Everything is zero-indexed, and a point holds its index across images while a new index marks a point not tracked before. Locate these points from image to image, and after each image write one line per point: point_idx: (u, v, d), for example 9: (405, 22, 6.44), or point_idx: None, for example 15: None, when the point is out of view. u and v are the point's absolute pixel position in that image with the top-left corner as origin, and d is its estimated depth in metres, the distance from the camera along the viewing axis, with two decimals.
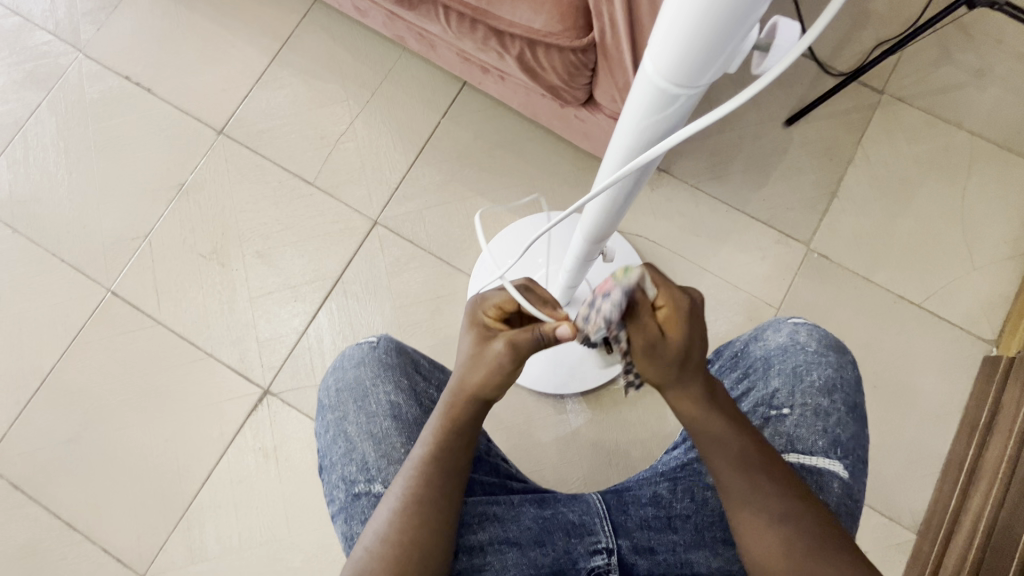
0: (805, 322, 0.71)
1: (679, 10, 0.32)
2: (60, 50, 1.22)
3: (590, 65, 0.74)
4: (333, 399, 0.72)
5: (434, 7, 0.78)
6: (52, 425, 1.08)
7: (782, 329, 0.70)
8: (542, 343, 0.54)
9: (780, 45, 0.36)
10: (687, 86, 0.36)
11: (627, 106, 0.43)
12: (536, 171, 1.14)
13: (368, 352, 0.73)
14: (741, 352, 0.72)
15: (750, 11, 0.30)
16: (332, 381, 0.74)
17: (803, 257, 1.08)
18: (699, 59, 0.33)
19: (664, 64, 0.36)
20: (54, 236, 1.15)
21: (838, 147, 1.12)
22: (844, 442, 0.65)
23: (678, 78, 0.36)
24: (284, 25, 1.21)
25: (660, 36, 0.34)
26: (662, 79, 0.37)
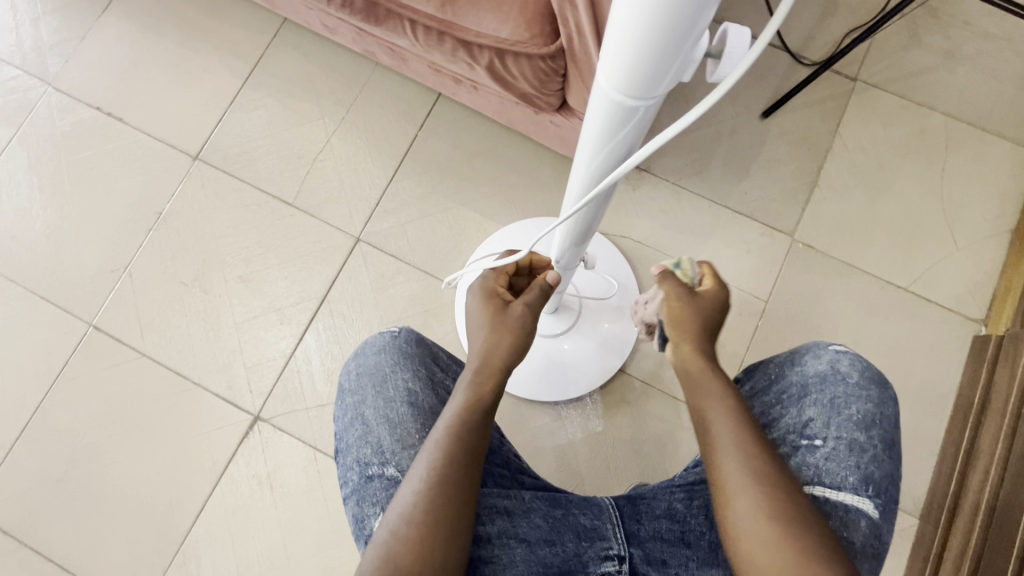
0: (848, 350, 0.67)
1: (624, 30, 0.32)
2: (28, 85, 1.21)
3: (560, 71, 0.73)
4: (352, 383, 0.71)
5: (400, 21, 0.77)
6: (38, 466, 1.06)
7: (822, 355, 0.67)
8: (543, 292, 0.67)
9: (732, 54, 0.35)
10: (642, 99, 0.37)
11: (588, 119, 0.43)
12: (517, 178, 1.13)
13: (390, 339, 0.72)
14: (775, 375, 0.69)
15: (696, 23, 0.30)
16: (352, 366, 0.73)
17: (788, 249, 1.08)
18: (647, 73, 0.34)
19: (617, 80, 0.36)
20: (32, 273, 1.13)
21: (816, 136, 1.12)
22: (877, 481, 0.62)
23: (631, 92, 0.36)
24: (255, 46, 1.21)
25: (609, 54, 0.35)
26: (617, 95, 0.37)
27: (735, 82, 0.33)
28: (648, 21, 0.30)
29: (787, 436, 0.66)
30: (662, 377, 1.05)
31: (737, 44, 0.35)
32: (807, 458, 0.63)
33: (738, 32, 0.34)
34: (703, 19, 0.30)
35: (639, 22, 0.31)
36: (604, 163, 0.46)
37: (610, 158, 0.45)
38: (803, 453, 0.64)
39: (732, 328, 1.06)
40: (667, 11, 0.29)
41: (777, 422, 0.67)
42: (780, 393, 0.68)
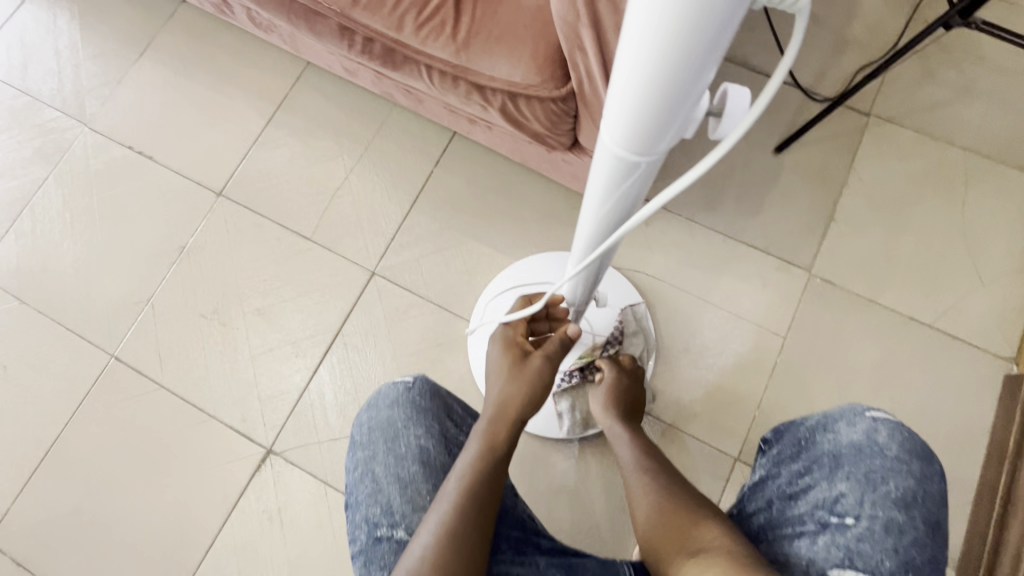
0: (888, 419, 0.62)
1: (623, 90, 0.33)
2: (67, 126, 1.27)
3: (571, 112, 0.74)
4: (364, 437, 0.70)
5: (417, 66, 0.80)
6: (54, 496, 1.07)
7: (858, 424, 0.62)
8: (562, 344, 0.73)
9: (733, 113, 0.36)
10: (644, 155, 0.38)
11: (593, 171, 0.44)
12: (530, 213, 1.15)
13: (403, 392, 0.72)
14: (805, 442, 0.65)
15: (693, 83, 0.31)
16: (364, 418, 0.72)
17: (806, 284, 1.07)
18: (647, 131, 0.35)
19: (618, 136, 0.37)
20: (60, 305, 1.17)
21: (831, 170, 1.11)
22: (919, 568, 0.55)
23: (633, 149, 0.37)
24: (280, 88, 1.26)
25: (610, 112, 0.36)
26: (619, 151, 0.38)
27: (738, 138, 0.33)
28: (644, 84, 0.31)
29: (816, 511, 0.60)
30: (678, 416, 1.02)
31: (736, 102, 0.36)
32: (836, 538, 0.58)
33: (738, 91, 0.35)
34: (701, 81, 0.31)
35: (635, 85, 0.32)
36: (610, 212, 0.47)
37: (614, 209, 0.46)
38: (833, 531, 0.58)
39: (749, 365, 1.04)
40: (661, 75, 0.30)
41: (806, 494, 0.62)
42: (810, 461, 0.63)
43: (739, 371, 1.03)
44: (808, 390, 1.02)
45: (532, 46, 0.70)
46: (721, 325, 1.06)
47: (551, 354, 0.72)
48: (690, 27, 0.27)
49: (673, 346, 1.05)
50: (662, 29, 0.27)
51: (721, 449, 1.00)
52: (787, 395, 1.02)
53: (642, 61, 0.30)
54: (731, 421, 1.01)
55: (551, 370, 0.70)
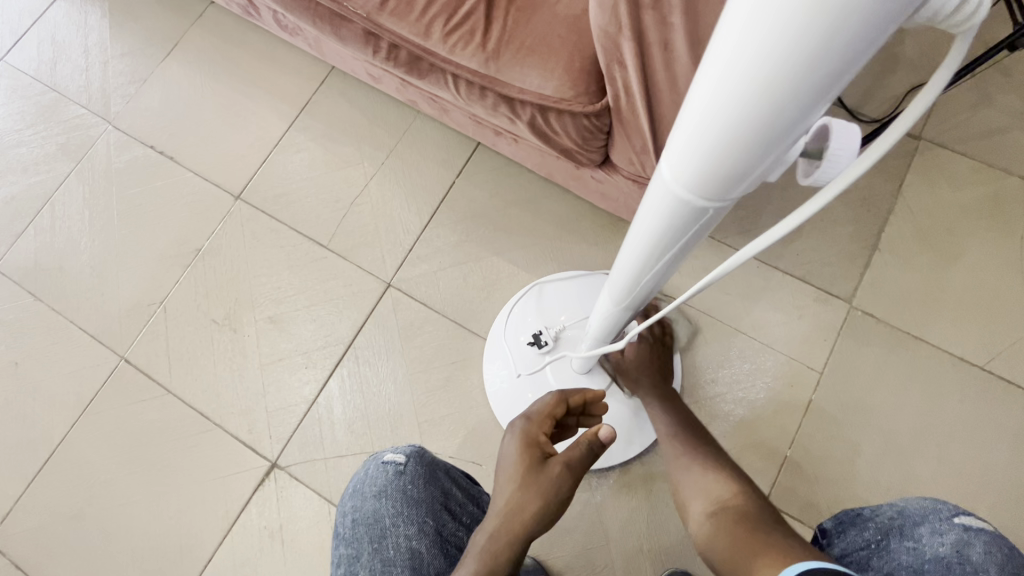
0: (982, 531, 0.54)
1: (701, 125, 0.28)
2: (91, 123, 1.27)
3: (604, 129, 0.69)
4: (350, 531, 0.67)
5: (443, 75, 0.76)
6: (56, 499, 1.05)
7: (945, 534, 0.54)
8: (588, 449, 0.63)
9: (835, 158, 0.32)
10: (712, 198, 0.33)
11: (646, 200, 0.40)
12: (553, 229, 1.10)
13: (394, 479, 0.68)
14: (877, 546, 0.58)
15: (793, 126, 0.26)
16: (350, 508, 0.68)
17: (846, 316, 1.00)
18: (721, 172, 0.30)
19: (686, 174, 0.32)
20: (74, 303, 1.16)
21: (876, 196, 1.05)
22: None
23: (699, 189, 0.32)
24: (304, 91, 1.24)
25: (677, 145, 0.31)
26: (681, 187, 0.33)
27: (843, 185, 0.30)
28: (730, 121, 0.26)
29: None
30: None
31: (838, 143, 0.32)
32: None
33: (846, 125, 0.31)
34: (800, 124, 0.26)
35: (718, 120, 0.27)
36: (659, 246, 0.43)
37: (665, 244, 0.41)
38: None
39: (781, 401, 0.98)
40: (756, 112, 0.25)
41: None
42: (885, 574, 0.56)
43: (771, 407, 0.97)
44: (846, 431, 0.95)
45: (565, 57, 0.66)
46: (752, 357, 1.00)
47: (575, 463, 0.62)
48: (806, 64, 0.22)
49: (700, 376, 1.00)
50: (770, 60, 0.22)
51: None
52: (822, 435, 0.95)
53: (731, 94, 0.25)
54: (760, 460, 0.95)
55: (572, 483, 0.61)
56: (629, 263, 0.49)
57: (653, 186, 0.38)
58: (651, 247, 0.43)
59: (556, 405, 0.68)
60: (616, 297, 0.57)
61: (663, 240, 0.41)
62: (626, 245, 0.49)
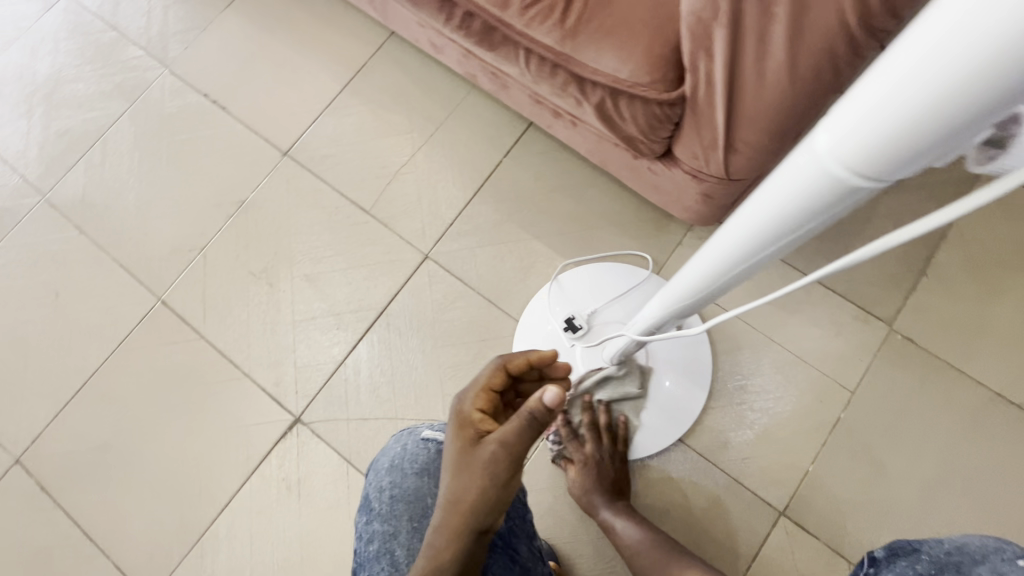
0: None
1: (880, 105, 0.24)
2: (148, 65, 1.29)
3: (674, 119, 0.68)
4: (386, 507, 0.68)
5: (515, 49, 0.75)
6: (84, 428, 1.07)
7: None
8: (533, 418, 0.56)
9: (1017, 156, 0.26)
10: (858, 190, 0.29)
11: (767, 182, 0.36)
12: (596, 219, 1.10)
13: (437, 457, 0.70)
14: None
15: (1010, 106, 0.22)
16: (386, 483, 0.69)
17: (884, 339, 0.99)
18: (888, 162, 0.26)
19: (837, 159, 0.28)
20: (117, 240, 1.18)
21: (929, 221, 1.03)
22: None
23: (845, 180, 0.28)
24: (360, 55, 1.24)
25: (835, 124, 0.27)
26: (824, 174, 0.29)
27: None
28: (917, 104, 0.23)
29: None
30: (724, 457, 0.96)
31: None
32: None
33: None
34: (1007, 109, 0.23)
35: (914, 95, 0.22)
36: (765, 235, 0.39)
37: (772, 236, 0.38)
38: None
39: (808, 415, 0.97)
40: (957, 93, 0.22)
41: None
42: None
43: (796, 420, 0.97)
44: (872, 452, 0.94)
45: (646, 42, 0.65)
46: (783, 368, 0.99)
47: (516, 438, 0.56)
48: None
49: (728, 381, 0.99)
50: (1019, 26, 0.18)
51: (767, 499, 0.94)
52: (847, 455, 0.95)
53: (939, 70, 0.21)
54: (781, 471, 0.95)
55: (515, 456, 0.56)
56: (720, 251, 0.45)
57: (780, 169, 0.34)
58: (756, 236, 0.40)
59: (498, 378, 0.64)
60: (691, 285, 0.53)
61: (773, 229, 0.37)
62: (720, 231, 0.45)
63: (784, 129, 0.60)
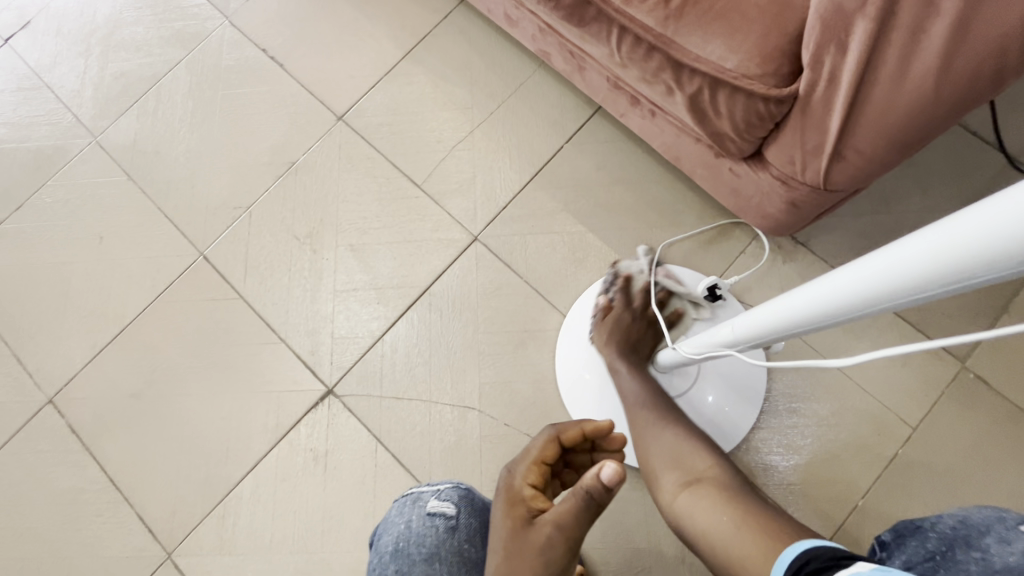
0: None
1: None
2: (209, 15, 1.26)
3: (777, 119, 0.63)
4: None
5: (607, 27, 0.70)
6: (119, 376, 1.07)
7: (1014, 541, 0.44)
8: (588, 495, 0.53)
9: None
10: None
11: (1006, 194, 0.27)
12: (657, 217, 1.04)
13: (446, 536, 0.69)
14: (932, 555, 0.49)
15: None
16: (393, 571, 0.68)
17: (954, 375, 0.93)
18: None
19: None
20: (164, 190, 1.16)
21: None
22: None
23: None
24: (425, 23, 1.19)
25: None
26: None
27: None
28: None
29: None
30: (769, 479, 0.92)
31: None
32: None
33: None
34: None
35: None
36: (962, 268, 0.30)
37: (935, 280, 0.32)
38: None
39: (863, 447, 0.92)
40: None
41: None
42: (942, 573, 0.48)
43: (850, 451, 0.92)
44: (929, 494, 0.89)
45: (761, 31, 0.59)
46: (841, 394, 0.94)
47: (568, 521, 0.54)
48: None
49: (779, 402, 0.95)
50: None
51: (810, 530, 0.89)
52: (902, 493, 0.89)
53: None
54: (828, 502, 0.90)
55: (564, 539, 0.53)
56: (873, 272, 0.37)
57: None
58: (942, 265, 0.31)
59: (551, 451, 0.64)
60: (795, 311, 0.47)
61: (986, 262, 0.29)
62: (864, 257, 0.38)
63: (905, 139, 0.55)
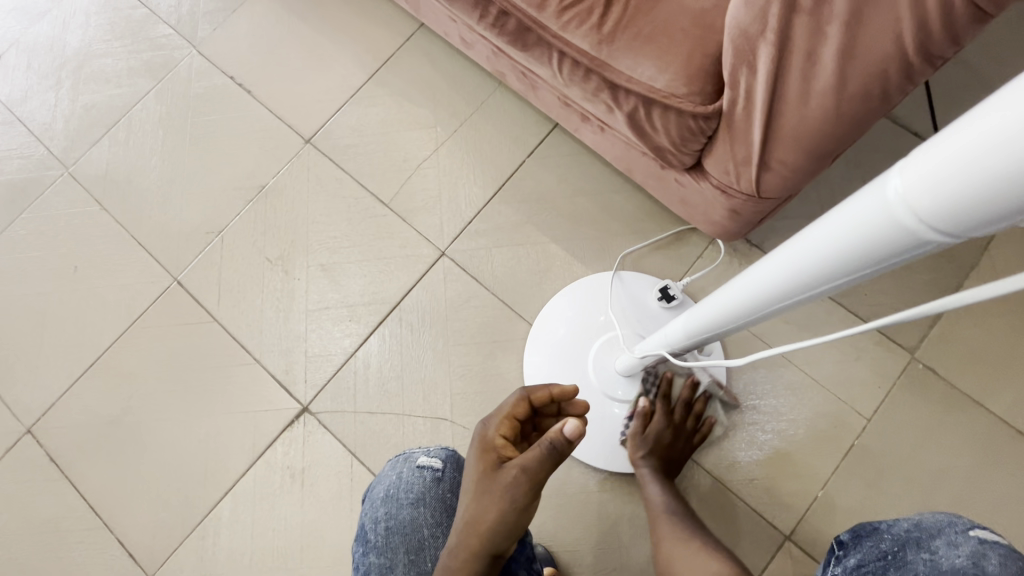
0: (999, 544, 0.49)
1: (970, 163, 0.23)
2: (177, 45, 1.29)
3: (708, 133, 0.66)
4: (381, 540, 0.68)
5: (548, 50, 0.74)
6: (97, 403, 1.08)
7: (959, 546, 0.49)
8: (552, 449, 0.56)
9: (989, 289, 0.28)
10: (948, 235, 0.27)
11: (840, 209, 0.33)
12: (617, 226, 1.08)
13: (433, 485, 0.70)
14: (891, 556, 0.51)
15: None
16: (380, 514, 0.69)
17: (905, 366, 0.96)
18: (986, 210, 0.24)
19: (914, 201, 0.27)
20: (137, 218, 1.18)
21: (960, 249, 1.00)
22: None
23: (938, 222, 0.26)
24: (388, 45, 1.23)
25: (941, 155, 0.25)
26: (914, 211, 0.27)
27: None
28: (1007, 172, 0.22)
29: None
30: (734, 475, 0.95)
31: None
32: None
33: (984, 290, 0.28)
34: None
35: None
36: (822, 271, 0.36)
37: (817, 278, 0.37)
38: None
39: (822, 440, 0.95)
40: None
41: None
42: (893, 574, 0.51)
43: (810, 445, 0.95)
44: (885, 482, 0.92)
45: (685, 52, 0.63)
46: (798, 390, 0.97)
47: (534, 469, 0.57)
48: None
49: (742, 400, 0.98)
50: None
51: (773, 522, 0.92)
52: (861, 482, 0.93)
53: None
54: (791, 494, 0.93)
55: (529, 485, 0.57)
56: (764, 277, 0.42)
57: (870, 189, 0.30)
58: (810, 270, 0.37)
59: (522, 407, 0.64)
60: (716, 313, 0.51)
61: (838, 264, 0.34)
62: (764, 259, 0.43)
63: (822, 150, 0.59)
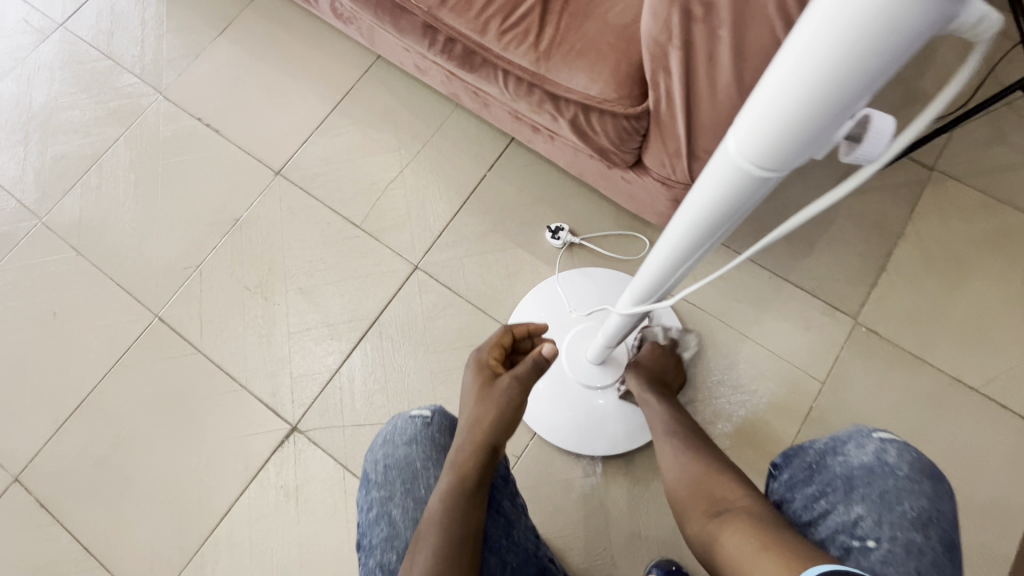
0: (893, 439, 0.62)
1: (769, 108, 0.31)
2: (143, 92, 1.34)
3: (641, 131, 0.74)
4: (380, 476, 0.72)
5: (494, 70, 0.82)
6: (85, 444, 1.09)
7: (867, 445, 0.62)
8: (536, 363, 0.69)
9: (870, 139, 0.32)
10: (779, 168, 0.35)
11: (705, 173, 0.41)
12: (577, 227, 1.15)
13: (422, 427, 0.74)
14: (817, 465, 0.64)
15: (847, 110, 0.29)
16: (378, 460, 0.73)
17: (849, 332, 1.05)
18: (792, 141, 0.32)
19: (749, 149, 0.34)
20: (113, 260, 1.21)
21: (887, 221, 1.11)
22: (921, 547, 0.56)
23: (769, 162, 0.34)
24: (348, 77, 1.30)
25: (752, 112, 0.33)
26: (747, 157, 0.35)
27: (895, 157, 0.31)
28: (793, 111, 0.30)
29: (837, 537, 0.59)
30: None
31: (884, 137, 0.31)
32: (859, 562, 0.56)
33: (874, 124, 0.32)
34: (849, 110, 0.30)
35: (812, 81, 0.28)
36: (709, 222, 0.44)
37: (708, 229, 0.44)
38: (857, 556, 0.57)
39: (783, 406, 1.02)
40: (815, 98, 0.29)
41: (825, 519, 0.60)
42: (823, 483, 0.62)
43: (773, 412, 1.02)
44: None
45: (612, 62, 0.71)
46: (757, 363, 1.05)
47: (524, 378, 0.69)
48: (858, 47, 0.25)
49: (706, 378, 1.05)
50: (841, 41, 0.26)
51: None
52: None
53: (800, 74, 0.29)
54: (762, 460, 0.99)
55: (522, 389, 0.69)
56: (671, 244, 0.50)
57: (719, 152, 0.38)
58: (702, 224, 0.44)
59: (506, 337, 0.76)
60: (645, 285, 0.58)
61: (717, 214, 0.42)
62: (668, 229, 0.50)
63: None
